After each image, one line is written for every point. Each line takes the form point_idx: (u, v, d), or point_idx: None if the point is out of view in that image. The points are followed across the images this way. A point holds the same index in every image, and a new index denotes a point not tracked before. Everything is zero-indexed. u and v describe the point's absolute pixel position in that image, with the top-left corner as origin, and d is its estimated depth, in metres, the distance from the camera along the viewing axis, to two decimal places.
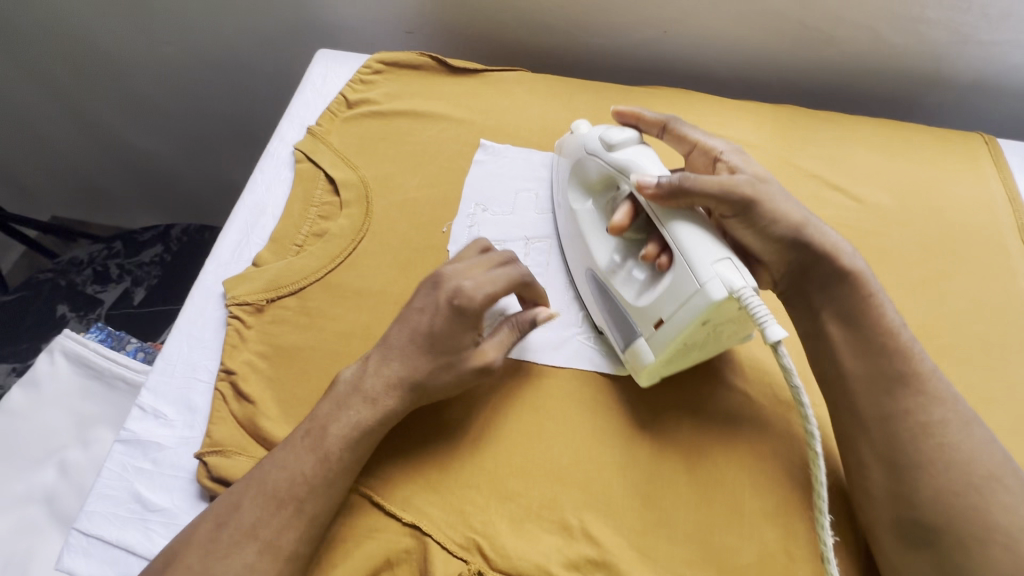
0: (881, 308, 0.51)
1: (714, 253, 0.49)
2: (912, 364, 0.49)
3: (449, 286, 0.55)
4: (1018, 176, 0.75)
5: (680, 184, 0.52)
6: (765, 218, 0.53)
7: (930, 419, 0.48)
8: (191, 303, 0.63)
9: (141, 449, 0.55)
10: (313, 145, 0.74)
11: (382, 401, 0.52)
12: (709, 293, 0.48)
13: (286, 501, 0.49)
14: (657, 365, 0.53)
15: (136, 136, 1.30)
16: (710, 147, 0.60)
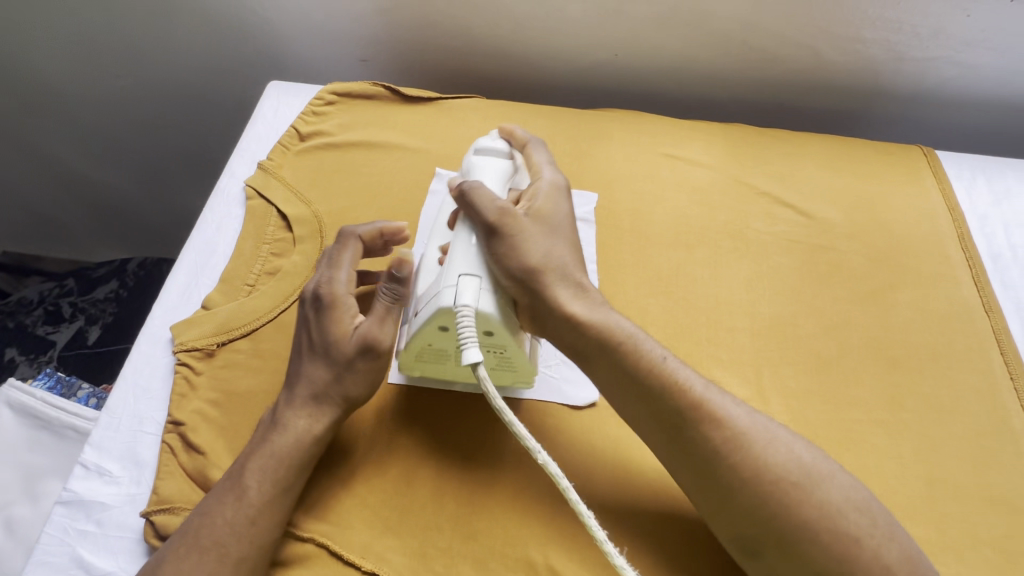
0: (635, 345, 0.50)
1: (466, 266, 0.51)
2: (676, 396, 0.48)
3: (309, 289, 0.56)
4: (957, 186, 0.78)
5: (465, 190, 0.53)
6: (504, 248, 0.51)
7: (708, 444, 0.46)
8: (138, 350, 0.61)
9: (85, 511, 0.52)
10: (264, 181, 0.72)
11: (294, 425, 0.52)
12: (439, 299, 0.50)
13: (208, 548, 0.47)
14: (408, 357, 0.56)
15: (87, 170, 1.25)
16: (535, 179, 0.60)
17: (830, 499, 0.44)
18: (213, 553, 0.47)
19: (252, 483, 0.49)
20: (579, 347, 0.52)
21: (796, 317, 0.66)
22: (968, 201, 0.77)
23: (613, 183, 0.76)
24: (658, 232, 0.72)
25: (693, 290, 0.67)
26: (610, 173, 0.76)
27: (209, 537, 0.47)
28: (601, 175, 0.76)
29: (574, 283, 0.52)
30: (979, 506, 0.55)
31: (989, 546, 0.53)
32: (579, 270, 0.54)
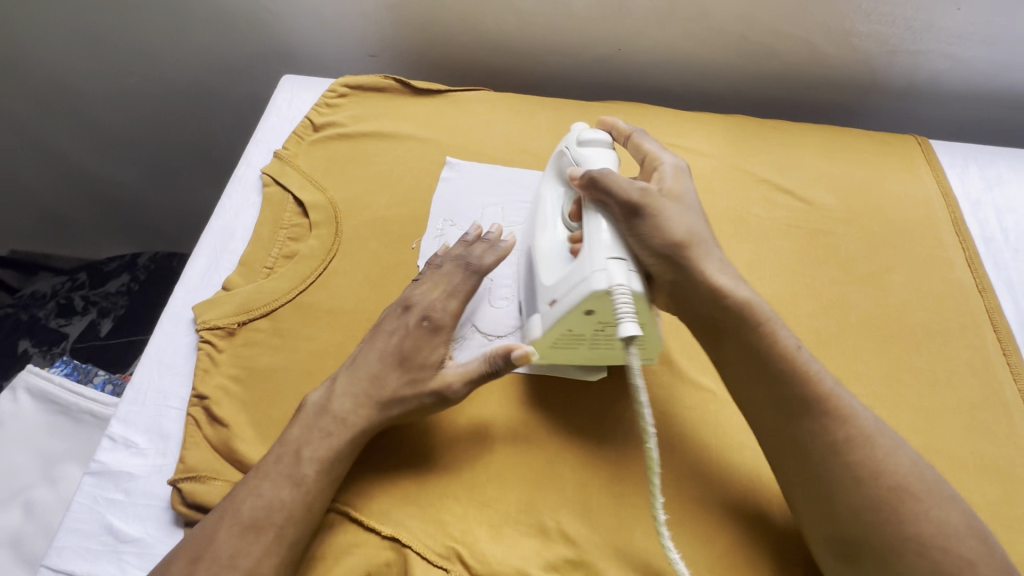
0: (773, 331, 0.52)
1: (612, 250, 0.52)
2: (809, 386, 0.51)
3: (417, 307, 0.59)
4: (950, 173, 0.81)
5: (598, 176, 0.55)
6: (650, 228, 0.54)
7: (831, 437, 0.49)
8: (161, 329, 0.63)
9: (113, 480, 0.54)
10: (280, 169, 0.75)
11: (349, 419, 0.54)
12: (590, 282, 0.50)
13: (265, 529, 0.49)
14: (543, 343, 0.56)
15: (99, 167, 1.28)
16: (654, 159, 0.62)
17: (932, 513, 0.46)
18: (253, 528, 0.49)
19: (309, 471, 0.51)
20: (714, 324, 0.55)
21: (796, 297, 0.68)
22: (961, 188, 0.79)
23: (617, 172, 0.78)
24: None
25: None
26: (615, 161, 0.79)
27: (266, 520, 0.49)
28: None
29: (715, 263, 0.55)
30: (972, 474, 0.58)
31: (982, 511, 0.56)
32: (717, 249, 0.57)
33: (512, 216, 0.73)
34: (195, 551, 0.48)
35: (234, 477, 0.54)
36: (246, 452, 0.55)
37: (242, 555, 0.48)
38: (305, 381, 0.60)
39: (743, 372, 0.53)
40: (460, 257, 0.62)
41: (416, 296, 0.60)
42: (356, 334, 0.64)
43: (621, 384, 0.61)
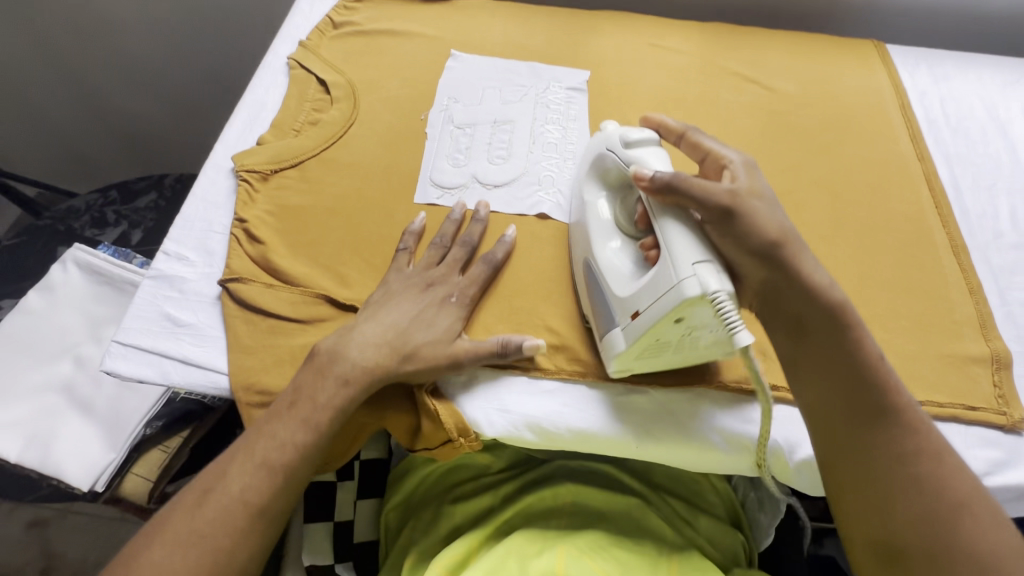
0: (861, 336, 0.55)
1: (696, 255, 0.51)
2: (889, 395, 0.53)
3: (441, 286, 0.63)
4: (902, 70, 0.90)
5: (673, 180, 0.53)
6: (741, 230, 0.53)
7: (903, 447, 0.52)
8: (205, 175, 0.73)
9: (169, 282, 0.65)
10: (304, 55, 0.85)
11: (371, 367, 0.57)
12: (683, 290, 0.50)
13: (275, 470, 0.55)
14: (628, 355, 0.56)
15: (125, 96, 1.36)
16: (722, 156, 0.59)
17: (988, 539, 0.48)
18: (265, 469, 0.54)
19: (324, 420, 0.56)
20: (800, 326, 0.56)
21: (757, 162, 0.78)
22: (911, 82, 0.88)
23: (604, 63, 0.87)
24: (641, 98, 0.84)
25: None
26: (601, 55, 0.88)
27: (276, 460, 0.55)
28: (594, 57, 0.88)
29: (810, 266, 0.55)
30: (900, 293, 0.67)
31: (907, 320, 0.65)
32: (807, 245, 0.56)
33: (509, 96, 0.82)
34: (207, 485, 0.55)
35: (270, 280, 0.64)
36: (281, 262, 0.65)
37: (250, 492, 0.54)
38: (329, 215, 0.70)
39: (824, 379, 0.55)
40: (472, 245, 0.66)
41: (438, 275, 0.64)
42: (372, 182, 0.73)
43: None
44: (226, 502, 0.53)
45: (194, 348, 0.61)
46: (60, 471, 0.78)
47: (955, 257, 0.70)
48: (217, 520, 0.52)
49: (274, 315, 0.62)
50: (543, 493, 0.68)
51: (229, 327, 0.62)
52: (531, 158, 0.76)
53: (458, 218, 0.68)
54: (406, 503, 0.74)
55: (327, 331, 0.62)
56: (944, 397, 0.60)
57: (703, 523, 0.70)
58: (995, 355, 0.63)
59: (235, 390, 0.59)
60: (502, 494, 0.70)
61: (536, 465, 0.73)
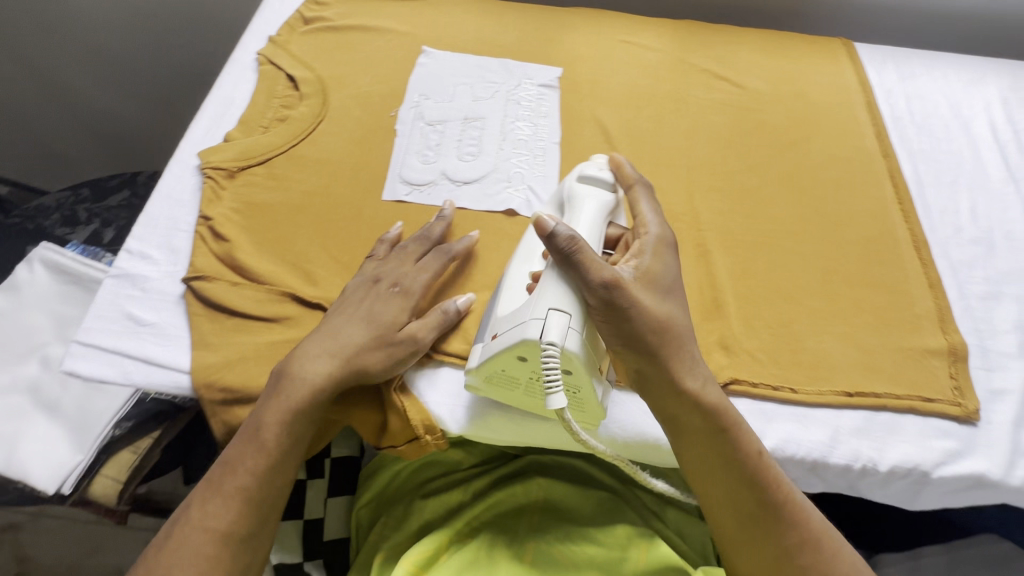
0: (742, 435, 0.53)
1: (557, 300, 0.52)
2: (772, 491, 0.52)
3: (388, 277, 0.62)
4: (870, 68, 0.91)
5: (569, 248, 0.50)
6: (622, 315, 0.51)
7: (784, 541, 0.52)
8: (170, 172, 0.72)
9: (131, 281, 0.64)
10: (274, 51, 0.84)
11: (317, 377, 0.55)
12: (524, 330, 0.52)
13: (231, 495, 0.52)
14: (477, 377, 0.57)
15: (97, 92, 1.33)
16: (641, 227, 0.57)
17: None
18: (226, 497, 0.52)
19: (269, 435, 0.53)
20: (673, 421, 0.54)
21: (725, 158, 0.78)
22: (878, 80, 0.90)
23: (576, 60, 0.87)
24: (612, 95, 0.84)
25: (642, 139, 0.79)
26: (574, 52, 0.88)
27: (231, 485, 0.53)
28: (566, 53, 0.88)
29: (689, 363, 0.53)
30: (862, 287, 0.68)
31: (867, 313, 0.66)
32: (694, 344, 0.54)
33: (480, 93, 0.82)
34: (176, 519, 0.53)
35: (235, 279, 0.64)
36: (245, 260, 0.65)
37: (213, 518, 0.51)
38: (296, 212, 0.69)
39: (704, 476, 0.54)
40: (427, 240, 0.66)
41: (386, 270, 0.63)
42: (341, 178, 0.73)
43: None
44: (186, 532, 0.51)
45: (156, 347, 0.60)
46: (25, 474, 0.77)
47: (916, 252, 0.71)
48: (178, 557, 0.50)
49: (239, 312, 0.62)
50: (514, 490, 0.68)
51: (193, 325, 0.61)
52: (501, 155, 0.76)
53: (447, 217, 0.68)
54: (378, 498, 0.73)
55: (293, 328, 0.62)
56: (903, 390, 0.61)
57: (671, 515, 0.71)
58: (952, 349, 0.64)
59: (197, 387, 0.58)
60: (473, 490, 0.70)
61: (510, 460, 0.73)
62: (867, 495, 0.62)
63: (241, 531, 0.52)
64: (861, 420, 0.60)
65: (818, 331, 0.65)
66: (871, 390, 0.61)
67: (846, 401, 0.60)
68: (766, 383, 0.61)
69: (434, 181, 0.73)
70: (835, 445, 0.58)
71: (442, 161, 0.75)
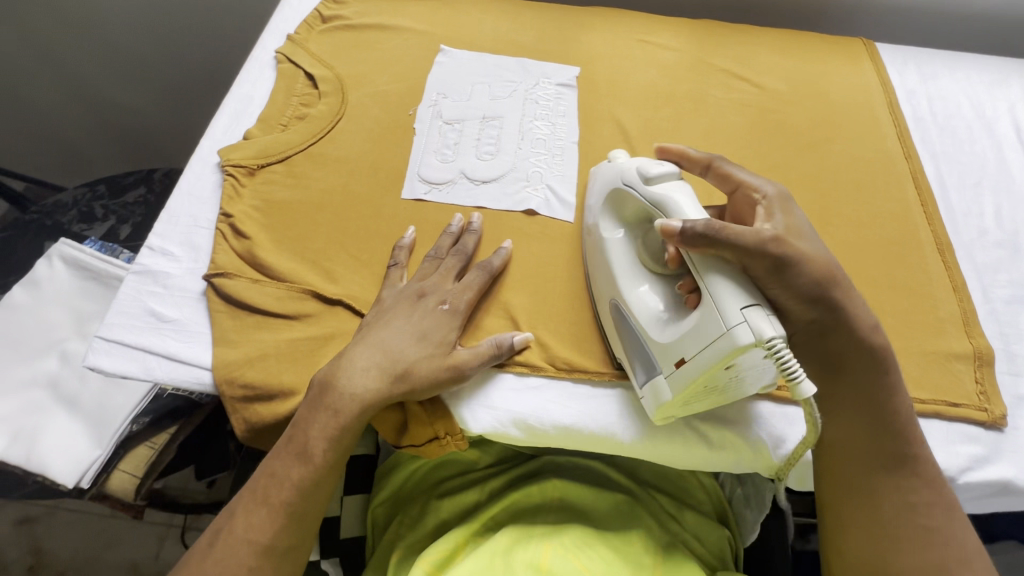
0: (895, 384, 0.56)
1: (743, 299, 0.49)
2: (914, 446, 0.55)
3: (434, 294, 0.62)
4: (891, 68, 0.90)
5: (714, 230, 0.50)
6: (791, 275, 0.52)
7: (919, 496, 0.54)
8: (191, 169, 0.72)
9: (153, 278, 0.64)
10: (293, 49, 0.84)
11: (364, 392, 0.56)
12: (734, 338, 0.48)
13: (276, 507, 0.54)
14: (673, 403, 0.55)
15: (114, 89, 1.34)
16: (755, 190, 0.59)
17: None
18: (268, 509, 0.54)
19: (317, 451, 0.54)
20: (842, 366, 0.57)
21: (745, 159, 0.78)
22: (899, 80, 0.89)
23: (594, 59, 0.87)
24: (631, 95, 0.83)
25: (661, 139, 0.79)
26: (592, 51, 0.88)
27: (276, 496, 0.55)
28: (584, 53, 0.88)
29: (853, 304, 0.56)
30: (885, 289, 0.68)
31: (891, 317, 0.66)
32: (855, 285, 0.57)
33: (498, 92, 0.82)
34: (217, 526, 0.55)
35: (255, 276, 0.64)
36: (266, 258, 0.65)
37: (254, 530, 0.54)
38: (316, 210, 0.70)
39: (856, 426, 0.57)
40: (466, 256, 0.66)
41: (431, 284, 0.63)
42: (360, 177, 0.73)
43: None
44: (230, 542, 0.53)
45: (178, 344, 0.61)
46: (45, 468, 0.78)
47: (940, 255, 0.71)
48: (225, 562, 0.53)
49: (260, 309, 0.62)
50: (531, 490, 0.68)
51: (215, 322, 0.61)
52: (519, 154, 0.76)
53: (455, 233, 0.67)
54: (394, 497, 0.74)
55: (313, 325, 0.62)
56: (927, 394, 0.61)
57: (689, 517, 0.70)
58: (977, 353, 0.63)
59: (219, 384, 0.59)
60: (489, 490, 0.70)
61: (527, 460, 0.73)
62: None
63: (280, 545, 0.54)
64: None
65: None
66: None
67: None
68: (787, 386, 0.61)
69: (453, 181, 0.73)
70: None
71: (461, 159, 0.75)
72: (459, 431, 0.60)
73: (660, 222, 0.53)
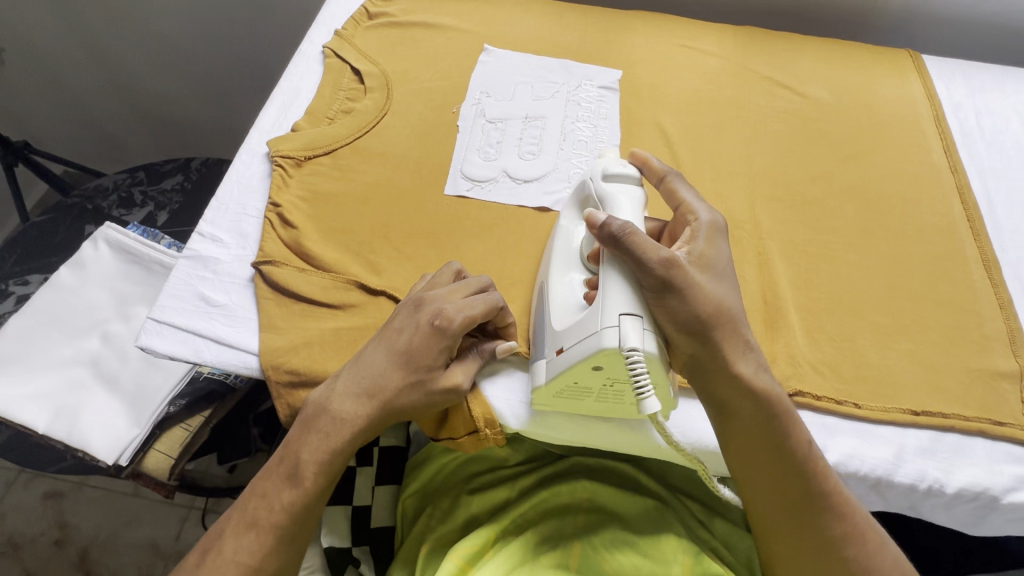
0: (795, 426, 0.54)
1: (626, 305, 0.51)
2: (820, 483, 0.53)
3: (431, 306, 0.57)
4: (938, 81, 0.89)
5: (620, 236, 0.51)
6: (678, 304, 0.51)
7: (831, 531, 0.53)
8: (240, 159, 0.74)
9: (203, 263, 0.66)
10: (340, 44, 0.85)
11: (352, 416, 0.55)
12: (601, 339, 0.50)
13: (263, 529, 0.54)
14: (546, 391, 0.57)
15: (156, 79, 1.36)
16: (691, 211, 0.58)
17: None
18: (256, 532, 0.54)
19: (308, 473, 0.55)
20: (726, 403, 0.54)
21: (787, 167, 0.77)
22: (946, 93, 0.87)
23: (637, 63, 0.87)
24: (673, 100, 0.83)
25: (702, 145, 0.79)
26: (635, 55, 0.88)
27: (265, 519, 0.54)
28: (627, 56, 0.88)
29: (741, 347, 0.53)
30: (929, 304, 0.67)
31: (935, 332, 0.65)
32: (745, 327, 0.54)
33: (540, 92, 0.83)
34: (206, 544, 0.55)
35: (301, 265, 0.65)
36: (311, 248, 0.66)
37: (243, 553, 0.53)
38: (360, 203, 0.71)
39: (745, 461, 0.55)
40: (485, 280, 0.60)
41: (429, 296, 0.58)
42: (403, 172, 0.74)
43: None
44: (218, 563, 0.53)
45: (227, 328, 0.62)
46: (86, 444, 0.79)
47: (985, 271, 0.70)
48: None
49: (306, 298, 0.63)
50: (559, 489, 0.69)
51: (261, 309, 0.63)
52: (561, 155, 0.76)
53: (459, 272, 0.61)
54: (423, 490, 0.75)
55: (356, 316, 0.63)
56: (971, 412, 0.60)
57: (718, 525, 0.70)
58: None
59: (265, 369, 0.60)
60: (519, 488, 0.71)
61: (555, 460, 0.74)
62: (927, 517, 0.60)
63: (268, 566, 0.54)
64: (927, 440, 0.59)
65: (884, 347, 0.64)
66: (939, 410, 0.60)
67: (913, 419, 0.59)
68: (830, 398, 0.60)
69: (495, 179, 0.74)
70: (901, 464, 0.57)
71: (503, 158, 0.75)
72: (498, 427, 0.61)
73: (589, 211, 0.55)
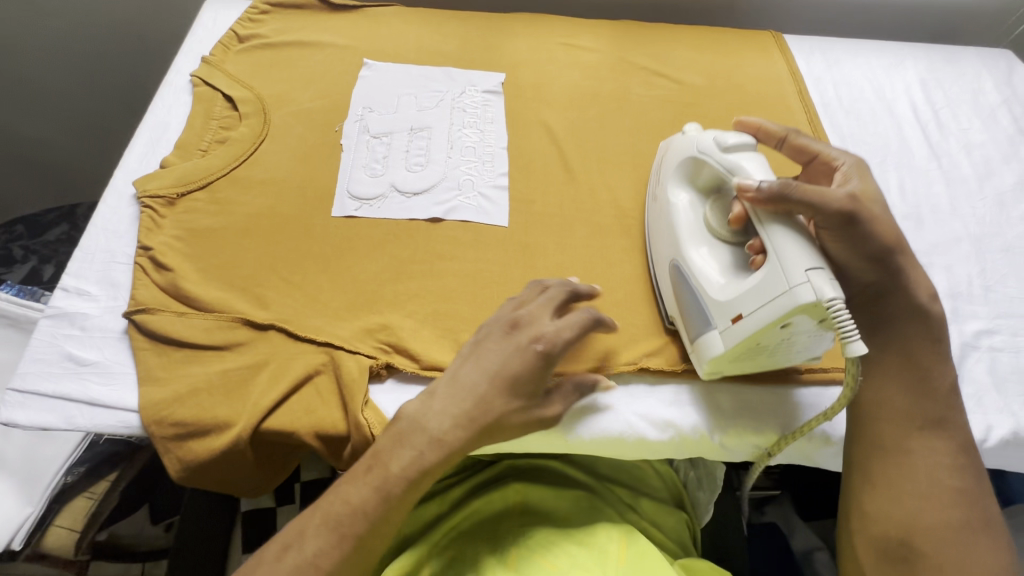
0: (944, 355, 0.58)
1: (809, 260, 0.51)
2: (957, 412, 0.57)
3: (528, 328, 0.57)
4: (798, 58, 0.95)
5: (785, 189, 0.52)
6: (860, 235, 0.55)
7: (944, 463, 0.55)
8: (105, 204, 0.69)
9: (68, 320, 0.61)
10: (209, 72, 0.82)
11: (447, 440, 0.53)
12: (796, 296, 0.50)
13: (346, 534, 0.50)
14: (724, 358, 0.57)
15: (20, 123, 1.24)
16: (833, 159, 0.62)
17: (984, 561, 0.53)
18: (338, 535, 0.50)
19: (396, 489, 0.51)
20: (887, 326, 0.59)
21: None
22: (807, 69, 0.94)
23: (519, 65, 0.88)
24: (558, 98, 0.85)
25: (589, 139, 0.81)
26: (516, 56, 0.89)
27: (348, 527, 0.50)
28: (508, 59, 0.89)
29: (915, 274, 0.59)
30: None
31: None
32: (911, 257, 0.59)
33: (425, 103, 0.82)
34: (286, 540, 0.51)
35: (181, 309, 0.62)
36: (190, 289, 0.63)
37: (322, 558, 0.49)
38: (242, 236, 0.68)
39: (901, 384, 0.57)
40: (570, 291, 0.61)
41: (526, 316, 0.58)
42: (287, 198, 0.71)
43: (521, 224, 0.72)
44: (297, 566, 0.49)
45: (101, 387, 0.58)
46: None
47: None
48: None
49: (187, 343, 0.60)
50: (491, 497, 0.69)
51: (139, 360, 0.59)
52: (449, 163, 0.76)
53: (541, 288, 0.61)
54: None
55: (245, 354, 0.60)
56: None
57: (645, 505, 0.73)
58: None
59: (148, 425, 0.56)
60: (449, 501, 0.70)
61: (483, 469, 0.74)
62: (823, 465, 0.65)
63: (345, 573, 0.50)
64: (812, 394, 0.63)
65: None
66: (818, 366, 0.64)
67: (798, 378, 0.63)
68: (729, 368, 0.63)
69: (383, 196, 0.72)
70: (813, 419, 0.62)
71: (389, 173, 0.74)
72: None
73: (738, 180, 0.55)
